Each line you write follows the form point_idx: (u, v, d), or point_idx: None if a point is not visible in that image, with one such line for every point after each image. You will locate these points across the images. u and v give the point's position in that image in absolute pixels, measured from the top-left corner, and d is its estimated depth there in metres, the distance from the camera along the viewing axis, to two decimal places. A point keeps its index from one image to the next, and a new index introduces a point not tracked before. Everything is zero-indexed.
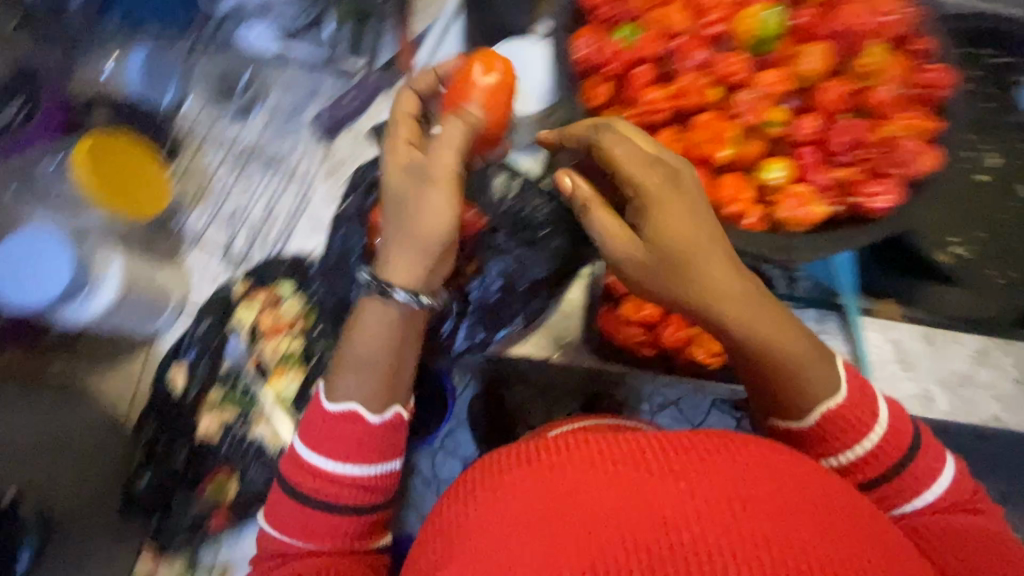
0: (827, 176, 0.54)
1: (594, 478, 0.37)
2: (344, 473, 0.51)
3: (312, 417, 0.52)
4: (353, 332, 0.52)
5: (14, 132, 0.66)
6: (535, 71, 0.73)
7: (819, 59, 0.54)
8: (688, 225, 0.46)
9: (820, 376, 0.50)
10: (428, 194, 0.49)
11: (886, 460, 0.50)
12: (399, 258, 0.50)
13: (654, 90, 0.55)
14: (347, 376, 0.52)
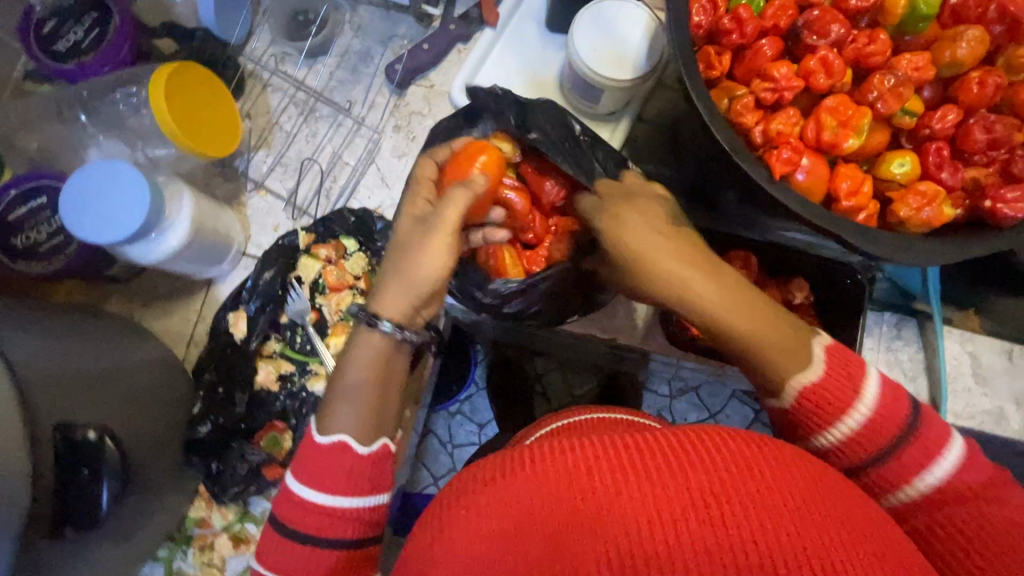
0: (957, 176, 0.50)
1: (551, 494, 0.31)
2: (344, 507, 0.43)
3: (303, 456, 0.44)
4: (346, 362, 0.46)
5: (82, 50, 0.63)
6: (632, 33, 0.68)
7: (975, 44, 0.48)
8: (649, 236, 0.44)
9: (794, 358, 0.41)
10: (427, 240, 0.46)
11: (884, 439, 0.40)
12: (389, 290, 0.46)
13: (780, 66, 0.51)
14: (341, 405, 0.45)
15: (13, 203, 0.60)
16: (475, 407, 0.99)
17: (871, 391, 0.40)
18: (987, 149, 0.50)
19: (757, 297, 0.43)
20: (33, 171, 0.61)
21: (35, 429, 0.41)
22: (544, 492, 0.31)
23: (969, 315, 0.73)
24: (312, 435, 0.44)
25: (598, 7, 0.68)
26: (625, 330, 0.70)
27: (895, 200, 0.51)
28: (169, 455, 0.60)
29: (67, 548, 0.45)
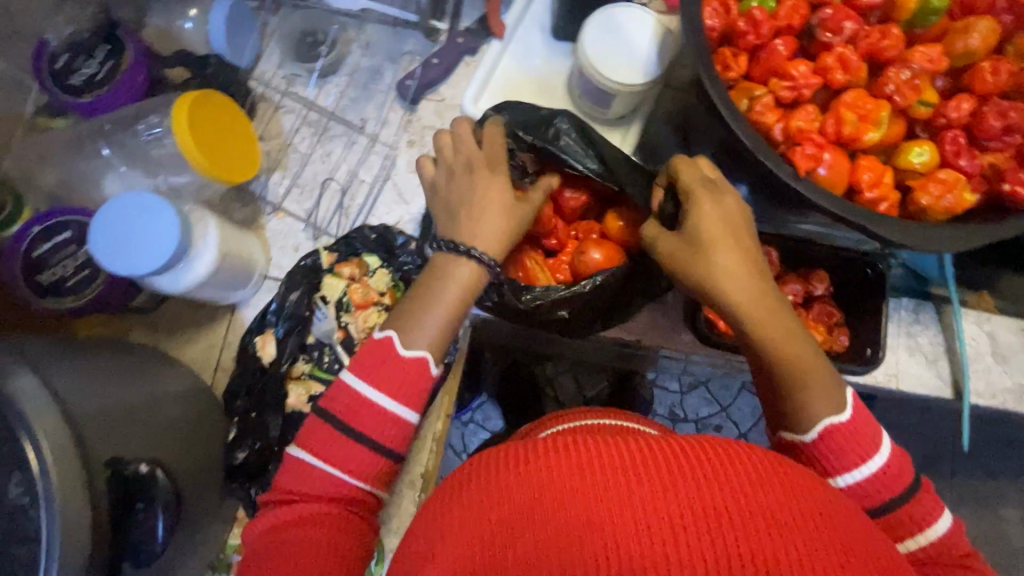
0: (975, 162, 0.52)
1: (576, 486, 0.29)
2: (395, 411, 0.48)
3: (370, 358, 0.49)
4: (438, 289, 0.52)
5: (98, 82, 0.62)
6: (641, 38, 0.69)
7: (985, 35, 0.49)
8: (726, 231, 0.50)
9: (828, 399, 0.46)
10: (521, 211, 0.56)
11: (881, 495, 0.44)
12: (491, 230, 0.54)
13: (797, 64, 0.52)
14: (427, 326, 0.50)
15: (36, 240, 0.59)
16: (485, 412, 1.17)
17: (886, 446, 0.45)
18: (1002, 135, 0.51)
19: (800, 329, 0.49)
20: (54, 207, 0.60)
21: (90, 466, 0.40)
22: (544, 487, 0.29)
23: (982, 296, 0.75)
24: (396, 348, 0.49)
25: (606, 14, 0.69)
26: (651, 331, 0.71)
27: (916, 188, 0.52)
28: (211, 481, 0.60)
29: None
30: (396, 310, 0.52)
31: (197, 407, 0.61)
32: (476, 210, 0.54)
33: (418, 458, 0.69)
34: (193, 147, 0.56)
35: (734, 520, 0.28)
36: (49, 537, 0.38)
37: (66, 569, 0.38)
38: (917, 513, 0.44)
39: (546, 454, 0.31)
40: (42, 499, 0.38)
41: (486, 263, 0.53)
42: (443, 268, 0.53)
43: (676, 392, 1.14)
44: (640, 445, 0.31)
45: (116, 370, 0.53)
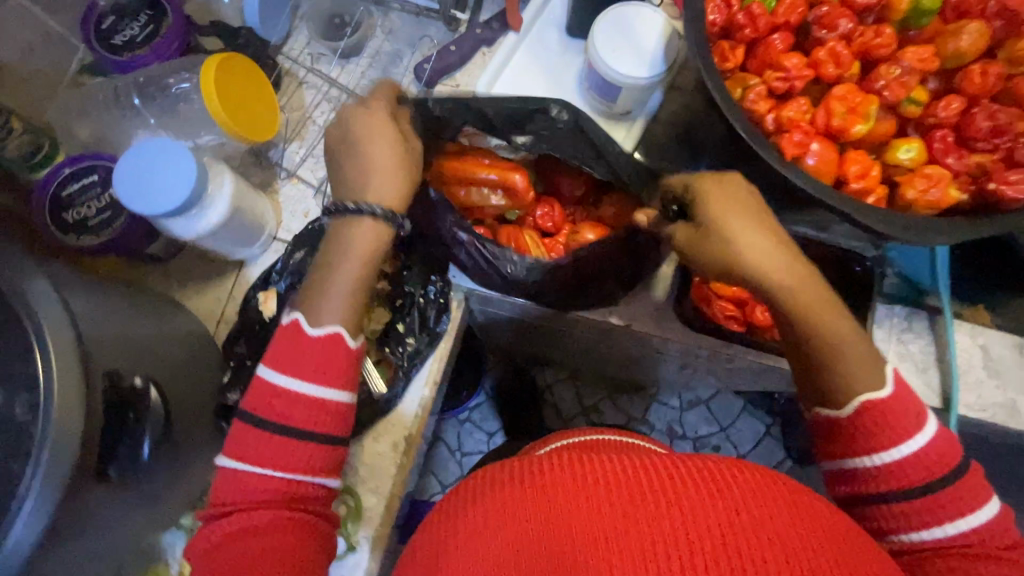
0: (962, 161, 0.53)
1: (577, 509, 0.33)
2: (318, 395, 0.51)
3: (285, 351, 0.53)
4: (338, 262, 0.56)
5: (139, 43, 0.67)
6: (649, 35, 0.72)
7: (977, 36, 0.51)
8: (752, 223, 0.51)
9: (867, 375, 0.49)
10: (396, 149, 0.59)
11: (928, 471, 0.46)
12: (379, 183, 0.58)
13: (791, 57, 0.54)
14: (333, 297, 0.55)
15: (66, 180, 0.64)
16: (483, 417, 1.33)
17: (932, 427, 0.48)
18: (991, 136, 0.52)
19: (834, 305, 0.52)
20: (85, 152, 0.65)
21: (88, 373, 0.44)
22: (546, 506, 0.33)
23: (978, 310, 0.76)
24: (303, 327, 0.53)
25: (617, 12, 0.73)
26: (643, 317, 0.71)
27: (902, 183, 0.53)
28: (202, 419, 0.62)
29: (110, 495, 0.47)
30: (302, 295, 0.56)
31: (199, 352, 0.64)
32: (359, 170, 0.58)
33: (402, 422, 0.71)
34: (235, 127, 0.62)
35: (733, 533, 0.31)
36: (43, 430, 0.41)
37: (56, 462, 0.41)
38: (957, 497, 0.45)
39: (549, 473, 0.35)
40: (43, 395, 0.41)
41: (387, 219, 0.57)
42: (339, 241, 0.57)
43: (677, 409, 1.32)
44: (637, 464, 0.35)
45: (125, 303, 0.56)
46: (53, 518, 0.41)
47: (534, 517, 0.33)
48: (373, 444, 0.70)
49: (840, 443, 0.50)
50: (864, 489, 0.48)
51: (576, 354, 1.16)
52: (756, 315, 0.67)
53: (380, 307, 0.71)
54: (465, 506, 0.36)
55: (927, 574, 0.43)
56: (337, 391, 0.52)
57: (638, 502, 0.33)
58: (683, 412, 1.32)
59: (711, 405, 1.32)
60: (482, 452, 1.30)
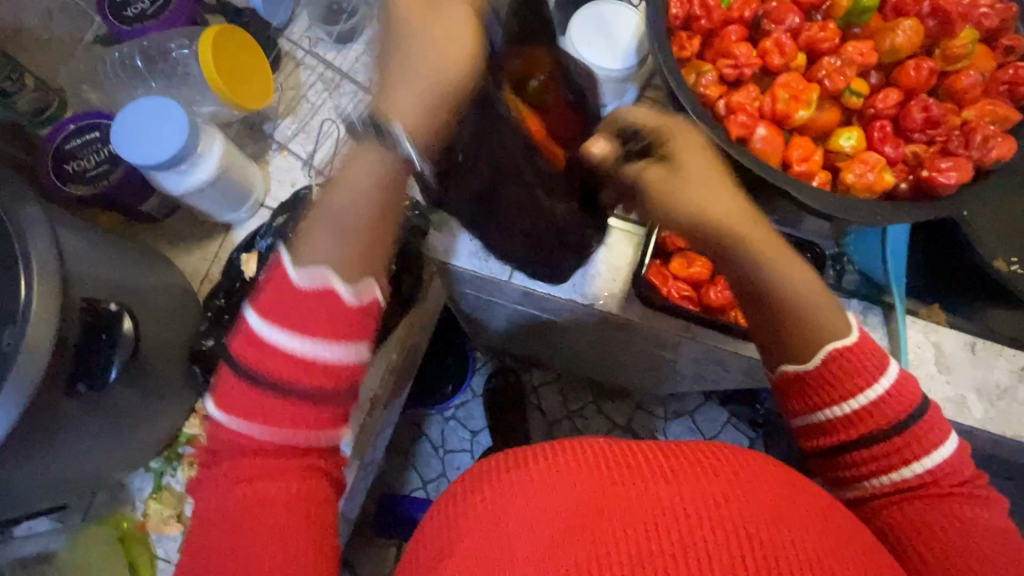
0: (898, 149, 0.56)
1: (610, 491, 0.41)
2: (324, 357, 0.46)
3: (280, 304, 0.46)
4: (344, 189, 0.46)
5: (147, 15, 0.73)
6: (623, 31, 0.77)
7: (910, 34, 0.55)
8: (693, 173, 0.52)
9: (833, 322, 0.51)
10: (444, 51, 0.47)
11: (884, 420, 0.49)
12: (406, 93, 0.46)
13: (742, 46, 0.58)
14: (325, 238, 0.46)
15: (71, 135, 0.69)
16: (467, 415, 1.34)
17: (893, 370, 0.50)
18: (924, 127, 0.56)
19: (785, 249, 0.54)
20: (90, 112, 0.70)
21: (66, 290, 0.48)
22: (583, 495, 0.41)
23: (936, 309, 0.76)
24: (290, 274, 0.46)
25: (595, 10, 0.78)
26: (604, 297, 0.75)
27: (843, 167, 0.57)
28: (176, 364, 0.66)
29: (75, 411, 0.51)
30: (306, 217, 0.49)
31: (180, 302, 0.68)
32: (398, 69, 0.47)
33: (368, 383, 0.74)
34: (246, 104, 0.69)
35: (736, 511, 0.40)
36: (20, 335, 0.45)
37: (28, 365, 0.44)
38: (914, 443, 0.49)
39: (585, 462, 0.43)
40: (23, 302, 0.45)
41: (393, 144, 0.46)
42: (352, 160, 0.47)
43: (662, 417, 1.34)
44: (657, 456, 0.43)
45: (113, 245, 0.60)
46: (21, 415, 0.45)
47: (573, 507, 0.40)
48: None
49: (810, 391, 0.51)
50: (833, 444, 0.51)
51: (558, 351, 1.17)
52: (710, 296, 0.70)
53: None
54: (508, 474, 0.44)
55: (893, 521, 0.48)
56: (350, 351, 0.47)
57: (658, 489, 0.41)
58: (667, 422, 1.34)
59: (695, 415, 1.34)
60: (465, 449, 1.31)
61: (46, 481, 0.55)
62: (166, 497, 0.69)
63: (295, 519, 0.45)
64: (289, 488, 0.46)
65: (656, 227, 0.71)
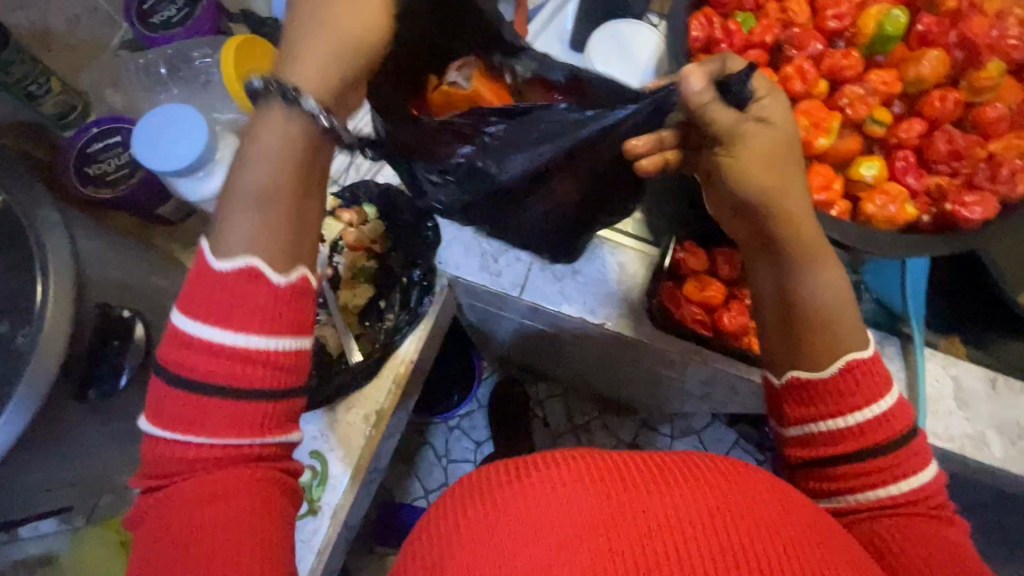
0: (921, 181, 0.55)
1: (575, 501, 0.36)
2: (246, 347, 0.42)
3: (200, 296, 0.43)
4: (250, 164, 0.43)
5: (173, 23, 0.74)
6: (644, 50, 0.76)
7: (936, 64, 0.54)
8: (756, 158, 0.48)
9: (852, 336, 0.49)
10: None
11: (877, 437, 0.47)
12: (313, 57, 0.44)
13: (764, 71, 0.58)
14: (245, 217, 0.43)
15: (93, 139, 0.70)
16: (472, 426, 1.33)
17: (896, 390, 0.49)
18: (949, 158, 0.55)
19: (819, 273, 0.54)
20: (114, 115, 0.71)
21: (82, 294, 0.48)
22: (546, 507, 0.36)
23: (953, 342, 0.75)
24: (209, 262, 0.43)
25: (616, 28, 0.77)
26: (614, 316, 0.75)
27: (864, 197, 0.56)
28: None
29: (85, 414, 0.51)
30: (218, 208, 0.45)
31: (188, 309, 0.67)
32: (303, 30, 0.45)
33: (374, 396, 0.73)
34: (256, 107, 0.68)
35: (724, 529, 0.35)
36: (34, 338, 0.45)
37: (39, 369, 0.45)
38: (902, 460, 0.47)
39: (553, 463, 0.39)
40: (39, 305, 0.46)
41: (311, 114, 0.43)
42: (257, 129, 0.44)
43: (669, 436, 1.32)
44: (635, 464, 0.39)
45: (122, 246, 0.61)
46: (31, 418, 0.44)
47: (538, 522, 0.35)
48: (344, 415, 0.72)
49: (816, 399, 0.49)
50: (823, 453, 0.48)
51: (567, 366, 1.16)
52: (723, 320, 0.68)
53: (366, 283, 0.76)
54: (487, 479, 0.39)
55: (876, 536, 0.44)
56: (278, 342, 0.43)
57: (662, 495, 0.36)
58: (674, 441, 1.32)
59: (703, 435, 1.32)
60: (469, 460, 1.30)
61: (52, 482, 0.55)
62: None
63: (235, 521, 0.41)
64: (229, 487, 0.42)
65: (670, 249, 0.71)
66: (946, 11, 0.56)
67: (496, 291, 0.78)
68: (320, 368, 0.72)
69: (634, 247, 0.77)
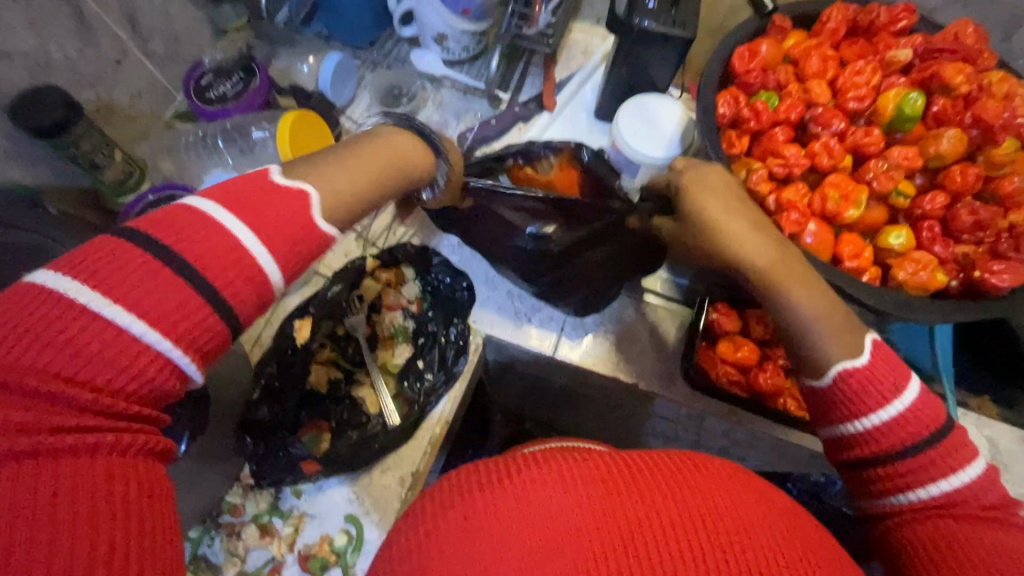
0: (948, 249, 0.58)
1: (553, 499, 0.35)
2: (242, 242, 0.38)
3: (244, 184, 0.41)
4: (374, 159, 0.49)
5: (228, 98, 0.79)
6: (668, 122, 0.81)
7: (953, 142, 0.58)
8: (718, 191, 0.54)
9: (838, 342, 0.46)
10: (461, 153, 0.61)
11: (899, 436, 0.43)
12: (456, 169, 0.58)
13: (791, 147, 0.62)
14: (355, 198, 0.46)
15: (147, 206, 0.73)
16: None
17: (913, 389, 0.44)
18: (974, 229, 0.58)
19: (818, 283, 0.50)
20: (167, 183, 0.75)
21: None
22: (525, 524, 0.34)
23: (983, 401, 0.76)
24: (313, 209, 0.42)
25: (640, 101, 0.82)
26: (645, 376, 0.77)
27: (894, 265, 0.58)
28: (228, 432, 0.66)
29: None
30: (323, 168, 0.46)
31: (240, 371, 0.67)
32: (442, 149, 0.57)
33: (410, 457, 0.73)
34: None
35: (696, 522, 0.34)
36: None
37: None
38: (935, 461, 0.42)
39: (544, 466, 0.38)
40: None
41: (436, 152, 0.55)
42: (386, 143, 0.51)
43: None
44: (602, 463, 0.38)
45: None
46: None
47: (527, 547, 0.33)
48: (379, 475, 0.72)
49: (829, 407, 0.47)
50: (857, 456, 0.45)
51: (586, 419, 1.14)
52: (759, 380, 0.69)
53: (403, 342, 0.78)
54: (494, 482, 0.38)
55: (914, 541, 0.41)
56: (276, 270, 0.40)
57: (636, 497, 0.35)
58: None
59: None
60: None
61: None
62: (202, 569, 0.68)
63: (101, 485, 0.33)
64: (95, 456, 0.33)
65: (703, 311, 0.73)
66: (959, 93, 0.60)
67: (528, 349, 0.79)
68: (357, 430, 0.72)
69: (664, 307, 0.80)
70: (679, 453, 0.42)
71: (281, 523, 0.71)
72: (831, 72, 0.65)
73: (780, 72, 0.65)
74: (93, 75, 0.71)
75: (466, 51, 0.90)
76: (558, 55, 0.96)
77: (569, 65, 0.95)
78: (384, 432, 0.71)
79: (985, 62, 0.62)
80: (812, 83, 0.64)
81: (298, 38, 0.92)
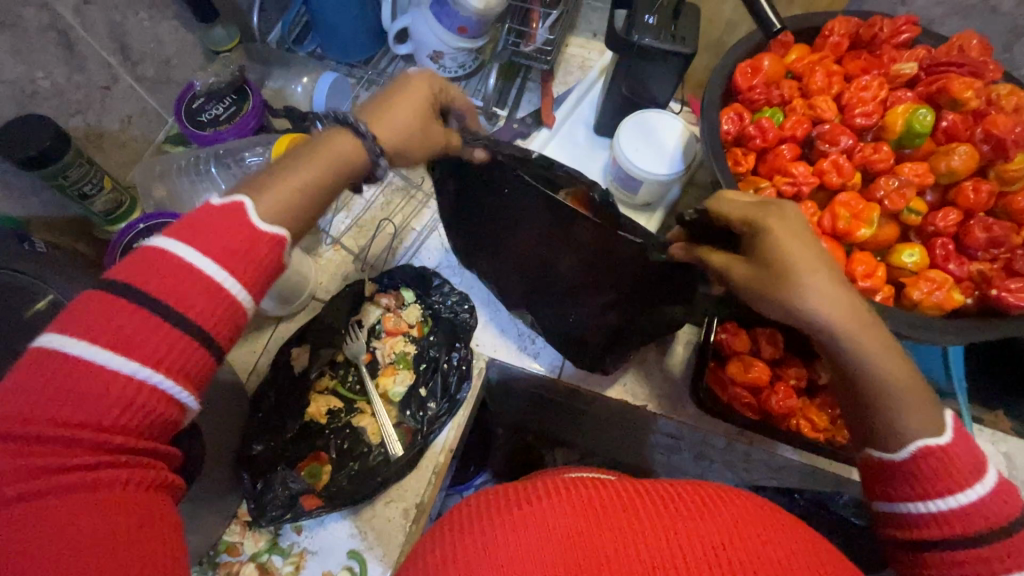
0: (963, 267, 0.56)
1: (569, 533, 0.33)
2: (209, 278, 0.38)
3: (200, 221, 0.39)
4: (306, 161, 0.45)
5: (221, 122, 0.77)
6: (670, 137, 0.80)
7: (965, 159, 0.57)
8: (807, 244, 0.45)
9: (921, 417, 0.44)
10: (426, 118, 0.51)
11: (956, 523, 0.41)
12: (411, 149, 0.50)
13: (799, 165, 0.60)
14: (292, 201, 0.43)
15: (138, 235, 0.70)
16: None
17: (990, 479, 0.42)
18: (988, 246, 0.57)
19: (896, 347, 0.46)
20: (157, 210, 0.73)
21: None
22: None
23: (996, 415, 0.74)
24: (249, 218, 0.40)
25: (641, 117, 0.81)
26: (654, 397, 0.75)
27: (908, 284, 0.56)
28: (226, 469, 0.63)
29: None
30: (256, 180, 0.44)
31: (236, 404, 0.65)
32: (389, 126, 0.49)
33: (414, 489, 0.70)
34: None
35: (725, 562, 0.32)
36: None
37: None
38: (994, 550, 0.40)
39: (559, 495, 0.36)
40: None
41: (373, 160, 0.48)
42: (320, 143, 0.46)
43: None
44: (622, 493, 0.36)
45: None
46: None
47: None
48: (382, 506, 0.70)
49: (891, 484, 0.45)
50: (909, 536, 0.44)
51: (590, 436, 1.11)
52: (771, 403, 0.67)
53: (405, 370, 0.75)
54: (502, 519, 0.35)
55: None
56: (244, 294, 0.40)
57: (659, 530, 0.33)
58: None
59: None
60: None
61: None
62: None
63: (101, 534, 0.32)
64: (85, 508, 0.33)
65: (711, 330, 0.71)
66: (968, 109, 0.60)
67: (532, 372, 0.77)
68: (358, 460, 0.71)
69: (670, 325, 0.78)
70: (704, 481, 0.39)
71: (280, 561, 0.68)
72: (837, 88, 0.64)
73: (784, 88, 0.64)
74: (82, 102, 0.69)
75: (461, 68, 0.88)
76: (556, 71, 0.95)
77: (566, 81, 0.94)
78: (387, 463, 0.69)
79: (992, 74, 0.60)
80: (818, 99, 0.63)
81: (291, 57, 0.91)
